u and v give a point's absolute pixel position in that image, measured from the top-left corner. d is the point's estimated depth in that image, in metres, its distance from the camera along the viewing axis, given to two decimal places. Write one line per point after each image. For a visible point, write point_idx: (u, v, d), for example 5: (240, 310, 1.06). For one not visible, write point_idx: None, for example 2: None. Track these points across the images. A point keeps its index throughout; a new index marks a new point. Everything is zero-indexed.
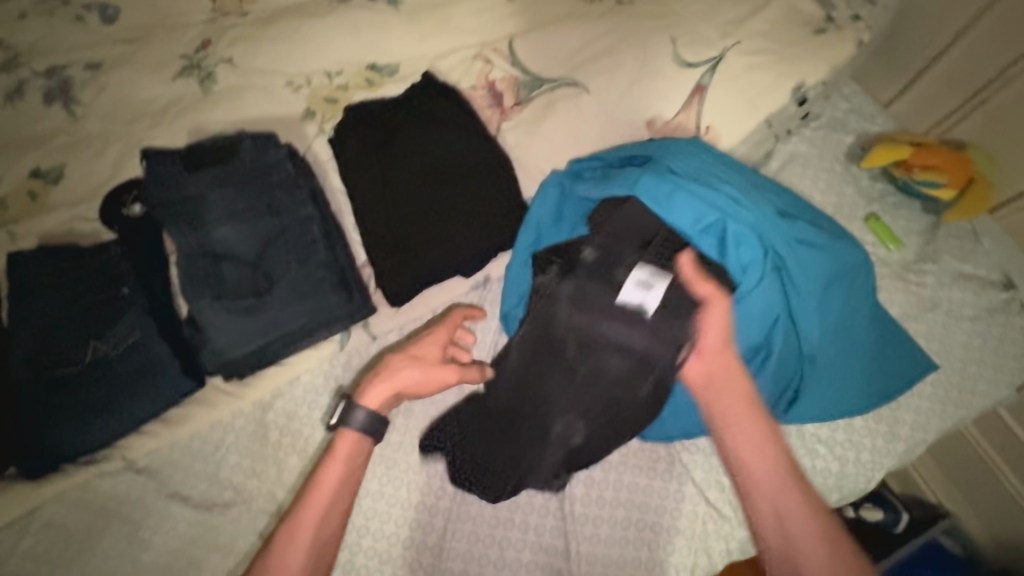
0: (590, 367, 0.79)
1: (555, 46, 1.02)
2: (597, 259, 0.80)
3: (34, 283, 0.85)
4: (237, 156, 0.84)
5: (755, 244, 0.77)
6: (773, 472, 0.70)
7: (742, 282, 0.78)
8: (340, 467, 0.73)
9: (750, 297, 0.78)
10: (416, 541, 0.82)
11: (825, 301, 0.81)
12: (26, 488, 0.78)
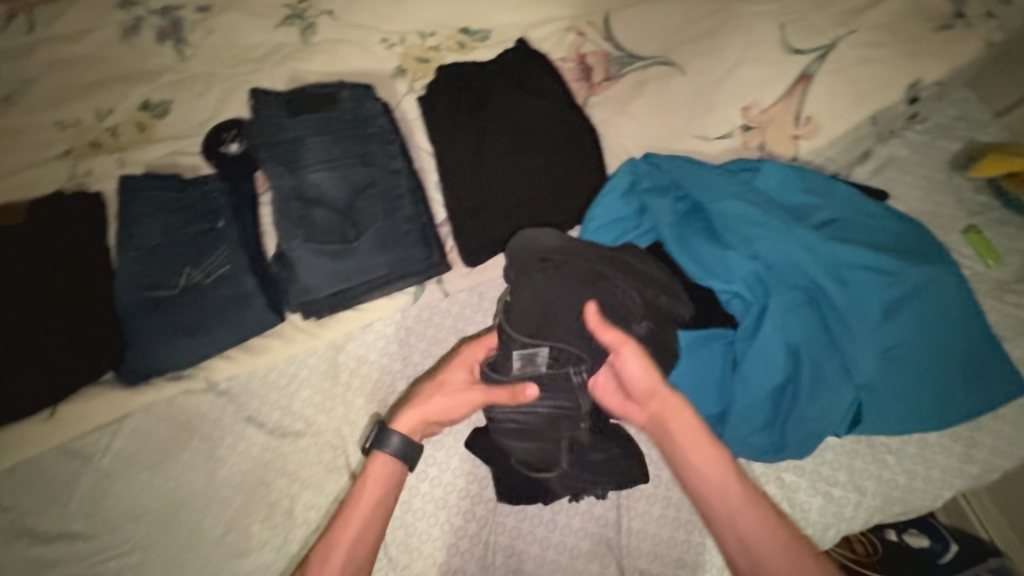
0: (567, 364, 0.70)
1: (652, 25, 1.01)
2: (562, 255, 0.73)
3: (141, 208, 0.90)
4: (337, 106, 0.88)
5: (786, 280, 0.72)
6: (718, 478, 0.60)
7: (774, 310, 0.70)
8: (374, 490, 0.67)
9: (783, 326, 0.70)
10: (471, 492, 0.78)
11: (885, 324, 0.70)
12: (124, 394, 0.85)
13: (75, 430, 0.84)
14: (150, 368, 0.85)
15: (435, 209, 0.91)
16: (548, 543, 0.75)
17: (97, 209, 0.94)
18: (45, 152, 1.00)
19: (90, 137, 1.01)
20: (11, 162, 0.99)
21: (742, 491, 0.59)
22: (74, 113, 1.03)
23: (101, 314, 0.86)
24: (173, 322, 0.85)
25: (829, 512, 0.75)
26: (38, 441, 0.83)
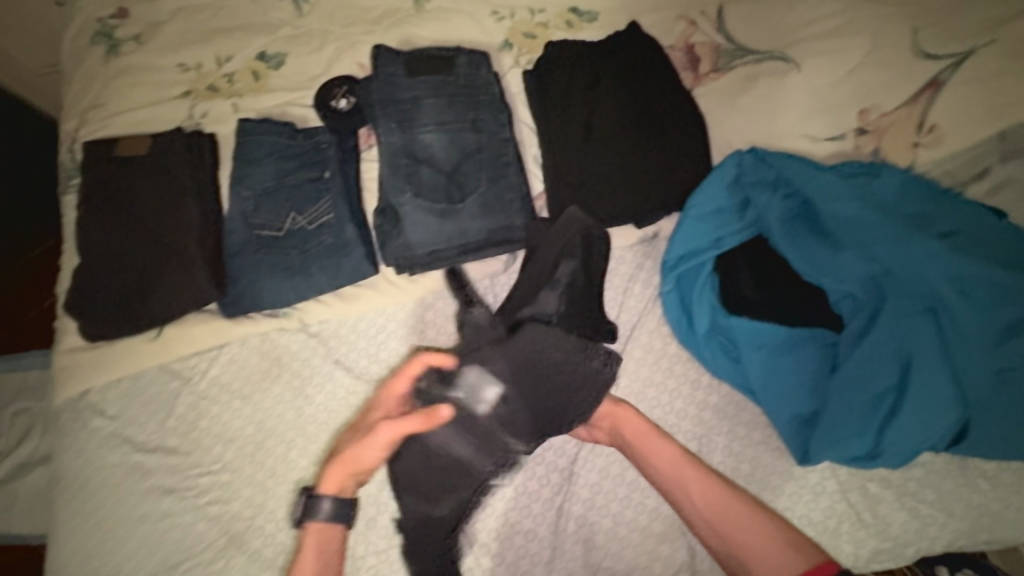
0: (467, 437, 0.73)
1: (769, 21, 0.99)
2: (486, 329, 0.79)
3: (255, 151, 0.95)
4: (453, 70, 0.89)
5: (896, 286, 0.71)
6: (672, 467, 0.71)
7: (878, 315, 0.71)
8: (311, 565, 0.69)
9: (888, 332, 0.70)
10: (546, 459, 0.79)
11: (1006, 337, 0.68)
12: (226, 324, 0.90)
13: (179, 352, 0.89)
14: (252, 303, 0.89)
15: (532, 181, 0.94)
16: (622, 519, 0.76)
17: (206, 147, 0.97)
18: (166, 91, 1.05)
19: (209, 81, 1.06)
20: (135, 97, 1.05)
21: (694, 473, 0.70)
22: (196, 56, 1.07)
23: (212, 246, 0.90)
24: (276, 263, 0.89)
25: (912, 528, 0.73)
26: (146, 358, 0.89)
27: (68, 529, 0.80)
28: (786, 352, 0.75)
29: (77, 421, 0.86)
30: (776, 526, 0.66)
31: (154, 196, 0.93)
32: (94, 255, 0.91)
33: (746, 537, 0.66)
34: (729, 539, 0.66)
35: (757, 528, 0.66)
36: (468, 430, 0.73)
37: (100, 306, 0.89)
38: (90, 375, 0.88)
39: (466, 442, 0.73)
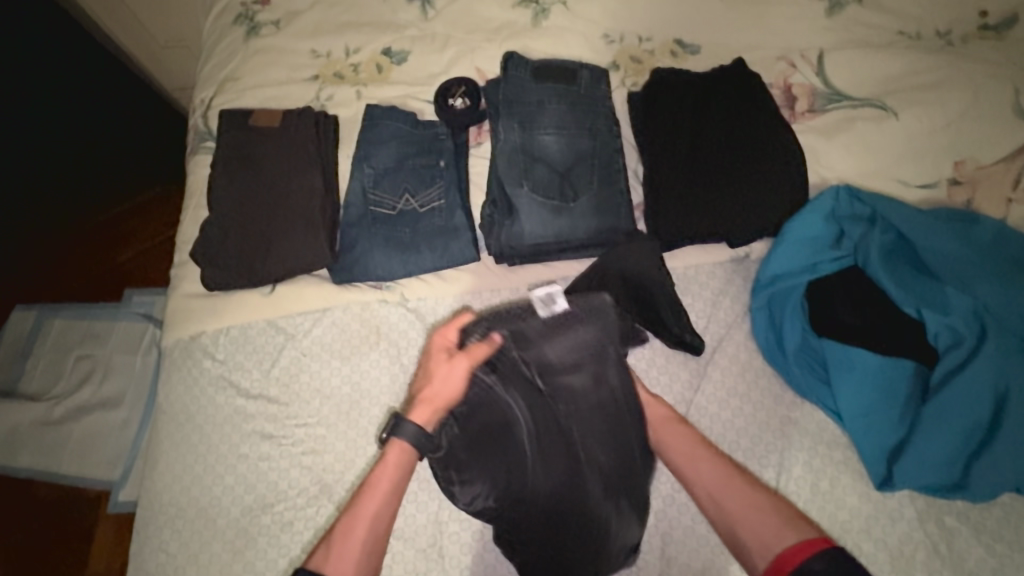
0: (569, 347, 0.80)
1: (868, 71, 1.05)
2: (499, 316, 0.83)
3: (380, 134, 1.02)
4: (576, 81, 0.99)
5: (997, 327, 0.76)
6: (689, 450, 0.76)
7: (983, 353, 0.75)
8: (389, 475, 0.72)
9: (989, 368, 0.74)
10: None
11: None
12: (333, 290, 0.96)
13: (288, 310, 0.95)
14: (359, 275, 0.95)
15: (633, 191, 1.00)
16: (700, 519, 0.80)
17: (330, 126, 1.05)
18: (298, 74, 1.14)
19: (335, 69, 1.14)
20: (268, 77, 1.14)
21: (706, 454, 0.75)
22: (326, 45, 1.16)
23: (332, 218, 0.98)
24: (390, 238, 0.95)
25: (989, 567, 0.73)
26: (256, 311, 0.95)
27: (173, 458, 0.88)
28: (881, 380, 0.78)
29: (189, 360, 0.93)
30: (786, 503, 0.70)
31: (283, 164, 1.00)
32: (220, 210, 0.98)
33: (758, 526, 0.67)
34: (726, 511, 0.70)
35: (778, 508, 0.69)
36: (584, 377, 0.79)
37: (222, 257, 0.96)
38: (204, 319, 0.95)
39: (600, 416, 0.77)
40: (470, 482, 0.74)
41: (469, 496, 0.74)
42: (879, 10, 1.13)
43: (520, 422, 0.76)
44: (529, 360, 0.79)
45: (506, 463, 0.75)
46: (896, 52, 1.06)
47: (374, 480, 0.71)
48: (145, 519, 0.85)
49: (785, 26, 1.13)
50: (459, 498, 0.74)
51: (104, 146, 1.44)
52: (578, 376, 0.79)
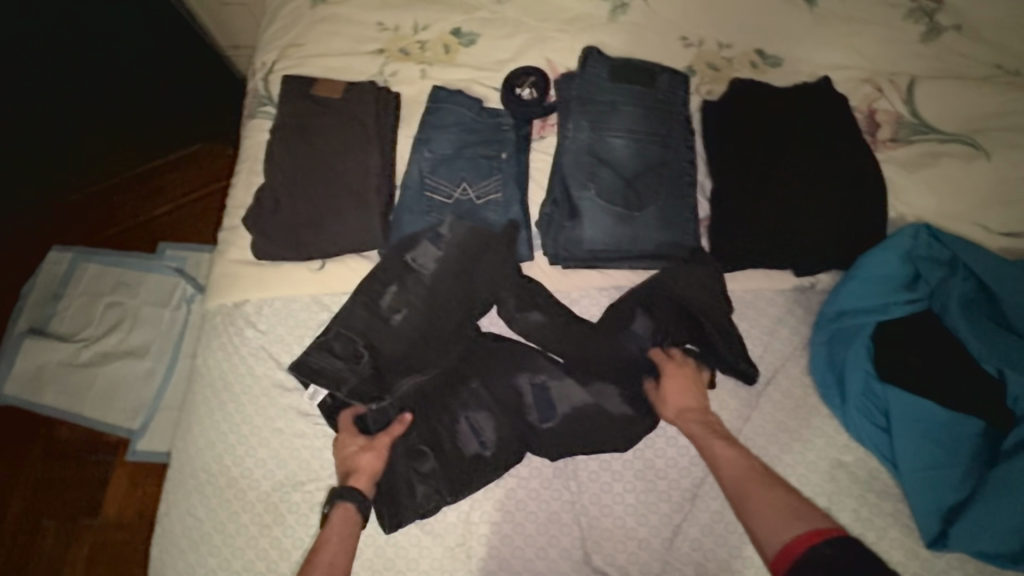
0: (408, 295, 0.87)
1: (963, 104, 0.99)
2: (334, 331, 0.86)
3: (443, 118, 1.00)
4: (654, 86, 0.96)
5: None
6: (729, 461, 0.73)
7: None
8: (333, 534, 0.73)
9: None
10: (672, 479, 0.81)
11: None
12: None
13: (333, 289, 0.94)
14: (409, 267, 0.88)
15: (699, 205, 0.96)
16: (736, 554, 0.77)
17: (392, 105, 1.02)
18: (362, 46, 1.11)
19: (402, 44, 1.10)
20: (332, 46, 1.11)
21: (733, 455, 0.73)
22: (394, 19, 1.13)
23: (387, 200, 0.95)
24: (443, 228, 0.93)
25: None
26: (303, 286, 0.94)
27: (207, 423, 0.87)
28: (942, 432, 0.76)
29: (230, 327, 0.92)
30: (788, 497, 0.67)
31: (342, 139, 0.98)
32: (275, 179, 0.96)
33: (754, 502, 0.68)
34: (750, 513, 0.68)
35: (790, 505, 0.66)
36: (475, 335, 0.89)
37: (273, 226, 0.94)
38: (249, 288, 0.94)
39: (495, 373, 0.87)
40: (461, 432, 0.84)
41: (470, 441, 0.83)
42: (978, 41, 1.06)
43: (418, 380, 0.85)
44: (402, 333, 0.86)
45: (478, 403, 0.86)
46: (992, 87, 0.99)
47: (327, 539, 0.72)
48: (176, 480, 0.86)
49: (876, 47, 1.07)
50: (466, 451, 0.83)
51: (139, 107, 1.43)
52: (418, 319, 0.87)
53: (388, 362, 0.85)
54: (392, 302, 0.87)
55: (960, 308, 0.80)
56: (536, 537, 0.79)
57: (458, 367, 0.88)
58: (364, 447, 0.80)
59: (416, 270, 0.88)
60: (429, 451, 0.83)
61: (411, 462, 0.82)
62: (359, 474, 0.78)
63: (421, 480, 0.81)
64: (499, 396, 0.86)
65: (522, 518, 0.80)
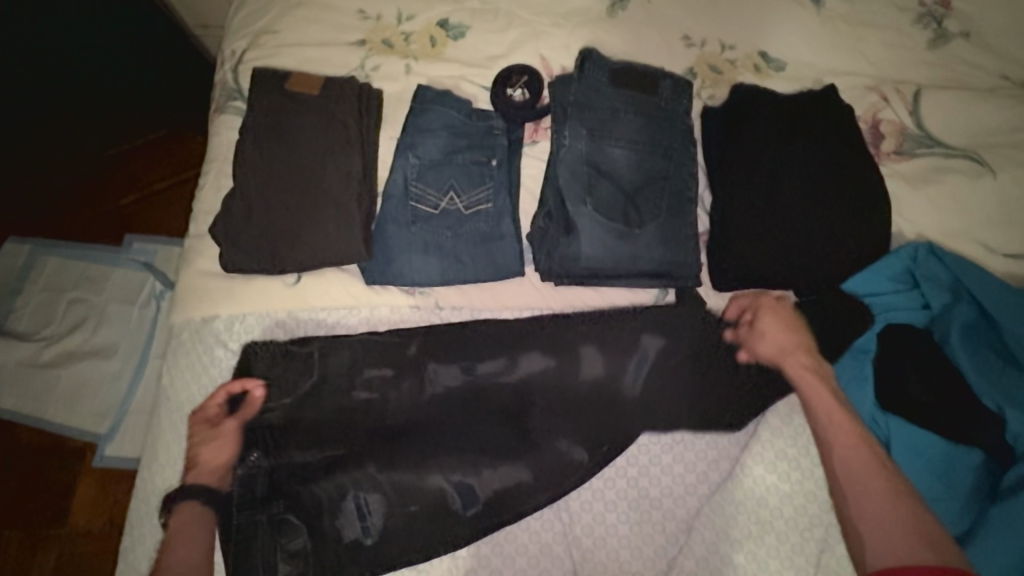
0: (384, 340, 0.85)
1: (970, 117, 0.96)
2: (288, 377, 0.83)
3: (430, 120, 0.93)
4: (657, 91, 0.90)
5: None
6: (854, 442, 0.72)
7: None
8: (177, 535, 0.72)
9: None
10: (665, 508, 0.78)
11: None
12: (363, 291, 0.88)
13: (310, 304, 0.88)
14: (400, 341, 0.85)
15: (699, 218, 0.91)
16: None
17: (374, 103, 0.94)
18: (342, 36, 1.02)
19: (385, 36, 1.02)
20: (308, 36, 1.02)
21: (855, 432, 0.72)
22: (377, 7, 1.04)
23: (369, 209, 0.89)
24: (430, 241, 0.87)
25: None
26: (278, 301, 0.87)
27: (177, 450, 0.82)
28: (942, 464, 0.74)
29: (199, 345, 0.86)
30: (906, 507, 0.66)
31: (320, 141, 0.90)
32: (246, 184, 0.89)
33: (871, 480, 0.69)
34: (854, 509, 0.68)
35: (896, 509, 0.66)
36: (435, 377, 0.84)
37: (245, 236, 0.87)
38: (219, 302, 0.87)
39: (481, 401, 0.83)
40: (347, 513, 0.77)
41: (455, 500, 0.78)
42: (986, 50, 1.02)
43: (333, 455, 0.80)
44: (354, 409, 0.82)
45: (456, 460, 0.79)
46: (1000, 100, 0.96)
47: (170, 544, 0.72)
48: (142, 511, 0.80)
49: (883, 54, 1.03)
50: (347, 534, 0.77)
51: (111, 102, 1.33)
52: (379, 371, 0.84)
53: (320, 425, 0.81)
54: (373, 380, 0.84)
55: (963, 338, 0.78)
56: (526, 569, 0.76)
57: (423, 408, 0.82)
58: (211, 439, 0.79)
59: (422, 372, 0.84)
60: (303, 528, 0.77)
61: (280, 537, 0.76)
62: (205, 466, 0.77)
63: (285, 559, 0.76)
64: (460, 455, 0.80)
65: (511, 551, 0.77)
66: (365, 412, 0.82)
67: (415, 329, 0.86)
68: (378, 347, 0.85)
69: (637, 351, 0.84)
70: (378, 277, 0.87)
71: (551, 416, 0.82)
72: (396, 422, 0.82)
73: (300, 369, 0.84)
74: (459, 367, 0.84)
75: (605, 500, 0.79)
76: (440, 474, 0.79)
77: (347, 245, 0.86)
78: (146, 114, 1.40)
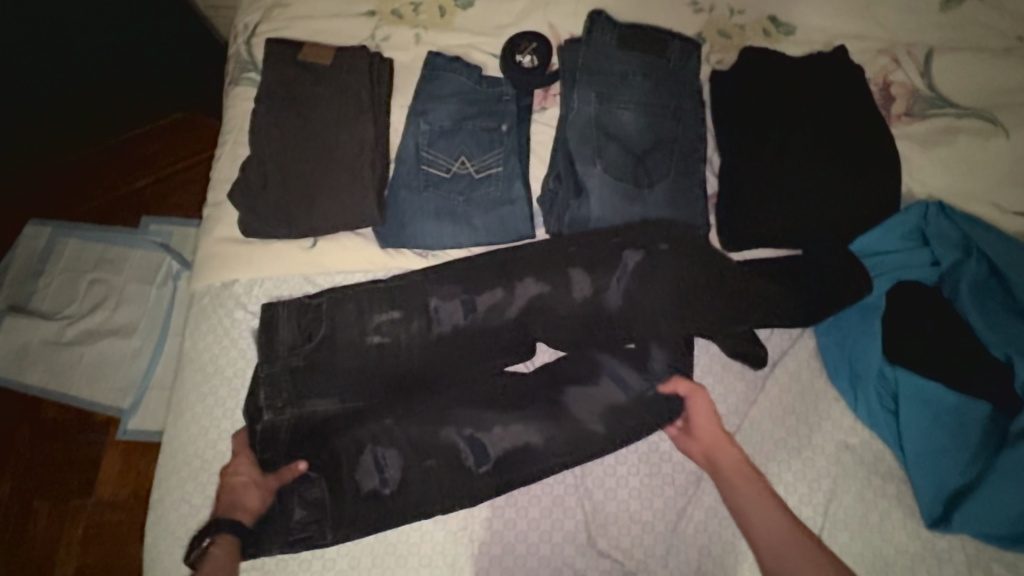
0: (398, 290, 0.85)
1: (983, 77, 0.95)
2: (302, 326, 0.83)
3: (441, 87, 0.94)
4: (665, 54, 0.91)
5: None
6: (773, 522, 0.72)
7: None
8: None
9: None
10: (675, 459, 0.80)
11: None
12: (377, 255, 0.90)
13: (325, 268, 0.90)
14: (406, 283, 0.85)
15: (707, 181, 0.92)
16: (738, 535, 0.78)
17: (385, 71, 0.96)
18: (352, 8, 1.03)
19: (394, 6, 1.03)
20: (319, 7, 1.03)
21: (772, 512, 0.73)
22: None
23: (382, 175, 0.90)
24: (442, 206, 0.89)
25: None
26: (295, 265, 0.90)
27: (200, 410, 0.85)
28: (952, 418, 0.75)
29: (220, 309, 0.89)
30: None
31: (333, 108, 0.92)
32: (261, 152, 0.91)
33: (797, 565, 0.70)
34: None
35: None
36: (448, 328, 0.83)
37: (261, 202, 0.89)
38: (238, 267, 0.90)
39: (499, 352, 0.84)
40: (364, 466, 0.79)
41: (467, 456, 0.80)
42: (1000, 10, 1.01)
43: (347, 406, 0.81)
44: (369, 354, 0.82)
45: (468, 420, 0.81)
46: (1014, 60, 0.96)
47: None
48: (168, 468, 0.83)
49: (895, 16, 1.02)
50: (364, 485, 0.79)
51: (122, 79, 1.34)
52: (389, 320, 0.83)
53: (334, 380, 0.81)
54: (384, 325, 0.83)
55: (973, 293, 0.78)
56: (539, 520, 0.78)
57: (438, 363, 0.83)
58: (251, 482, 0.78)
59: (427, 312, 0.83)
60: (320, 479, 0.79)
61: (297, 484, 0.79)
62: (243, 509, 0.76)
63: (302, 505, 0.79)
64: (471, 415, 0.82)
65: (525, 502, 0.79)
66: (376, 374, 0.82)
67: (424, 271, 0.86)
68: (389, 298, 0.84)
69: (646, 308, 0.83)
70: (393, 240, 0.90)
71: (563, 372, 0.84)
72: (409, 377, 0.83)
73: (315, 320, 0.83)
74: (474, 319, 0.84)
75: (614, 451, 0.80)
76: (453, 428, 0.81)
77: (360, 210, 0.88)
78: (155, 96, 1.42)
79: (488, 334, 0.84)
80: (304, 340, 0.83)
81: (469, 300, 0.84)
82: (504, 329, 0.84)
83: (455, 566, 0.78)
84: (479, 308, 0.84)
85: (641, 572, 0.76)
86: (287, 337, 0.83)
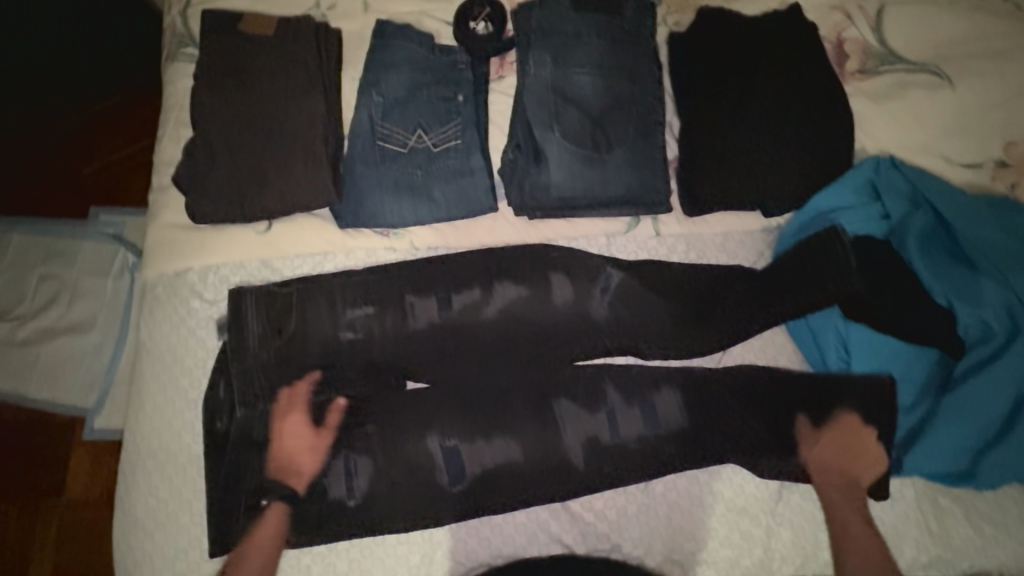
0: (376, 288, 0.85)
1: (931, 30, 0.96)
2: (277, 314, 0.82)
3: (391, 56, 0.91)
4: (620, 15, 0.90)
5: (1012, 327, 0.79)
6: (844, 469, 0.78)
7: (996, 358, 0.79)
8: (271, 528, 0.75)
9: (997, 368, 0.78)
10: (648, 439, 0.81)
11: None
12: (339, 236, 0.88)
13: (283, 250, 0.88)
14: (382, 279, 0.85)
15: (668, 146, 0.92)
16: (708, 490, 0.81)
17: (332, 42, 0.91)
18: None
19: None
20: None
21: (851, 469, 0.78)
22: None
23: (335, 150, 0.87)
24: (399, 180, 0.86)
25: (975, 544, 0.79)
26: (252, 249, 0.87)
27: (161, 400, 0.83)
28: (897, 363, 0.80)
29: (174, 298, 0.86)
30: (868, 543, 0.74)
31: (278, 81, 0.87)
32: (205, 132, 0.86)
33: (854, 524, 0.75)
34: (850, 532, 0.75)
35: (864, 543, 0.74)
36: (421, 321, 0.84)
37: (209, 184, 0.85)
38: (191, 254, 0.87)
39: (466, 329, 0.84)
40: (332, 474, 0.79)
41: (440, 465, 0.80)
42: None
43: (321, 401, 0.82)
44: (341, 347, 0.82)
45: (444, 413, 0.82)
46: (959, 12, 0.97)
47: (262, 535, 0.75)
48: (133, 462, 0.81)
49: None
50: (333, 493, 0.79)
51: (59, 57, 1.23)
52: (363, 314, 0.83)
53: (309, 365, 0.82)
54: (357, 320, 0.83)
55: (924, 248, 0.82)
56: (516, 492, 0.80)
57: (414, 350, 0.83)
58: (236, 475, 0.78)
59: (402, 307, 0.84)
60: (292, 479, 0.79)
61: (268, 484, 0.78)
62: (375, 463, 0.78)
63: (270, 505, 0.78)
64: (440, 402, 0.82)
65: (502, 479, 0.80)
66: (351, 358, 0.82)
67: (396, 267, 0.86)
68: (362, 295, 0.84)
69: (620, 284, 0.85)
70: (357, 223, 0.87)
71: (535, 341, 0.84)
72: (382, 363, 0.83)
73: (289, 312, 0.83)
74: (453, 311, 0.84)
75: (586, 435, 0.81)
76: (433, 438, 0.81)
77: (315, 189, 0.85)
78: (85, 81, 1.32)
79: (465, 322, 0.84)
80: (276, 331, 0.82)
81: (441, 291, 0.85)
82: (473, 319, 0.84)
83: (433, 540, 0.80)
84: (448, 298, 0.85)
85: (615, 532, 0.80)
86: (256, 327, 0.82)
